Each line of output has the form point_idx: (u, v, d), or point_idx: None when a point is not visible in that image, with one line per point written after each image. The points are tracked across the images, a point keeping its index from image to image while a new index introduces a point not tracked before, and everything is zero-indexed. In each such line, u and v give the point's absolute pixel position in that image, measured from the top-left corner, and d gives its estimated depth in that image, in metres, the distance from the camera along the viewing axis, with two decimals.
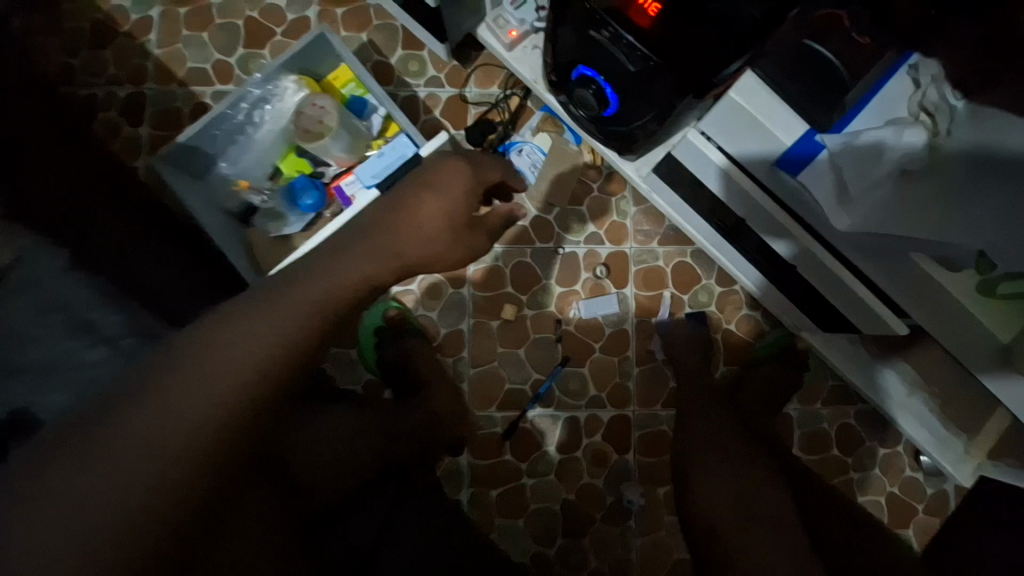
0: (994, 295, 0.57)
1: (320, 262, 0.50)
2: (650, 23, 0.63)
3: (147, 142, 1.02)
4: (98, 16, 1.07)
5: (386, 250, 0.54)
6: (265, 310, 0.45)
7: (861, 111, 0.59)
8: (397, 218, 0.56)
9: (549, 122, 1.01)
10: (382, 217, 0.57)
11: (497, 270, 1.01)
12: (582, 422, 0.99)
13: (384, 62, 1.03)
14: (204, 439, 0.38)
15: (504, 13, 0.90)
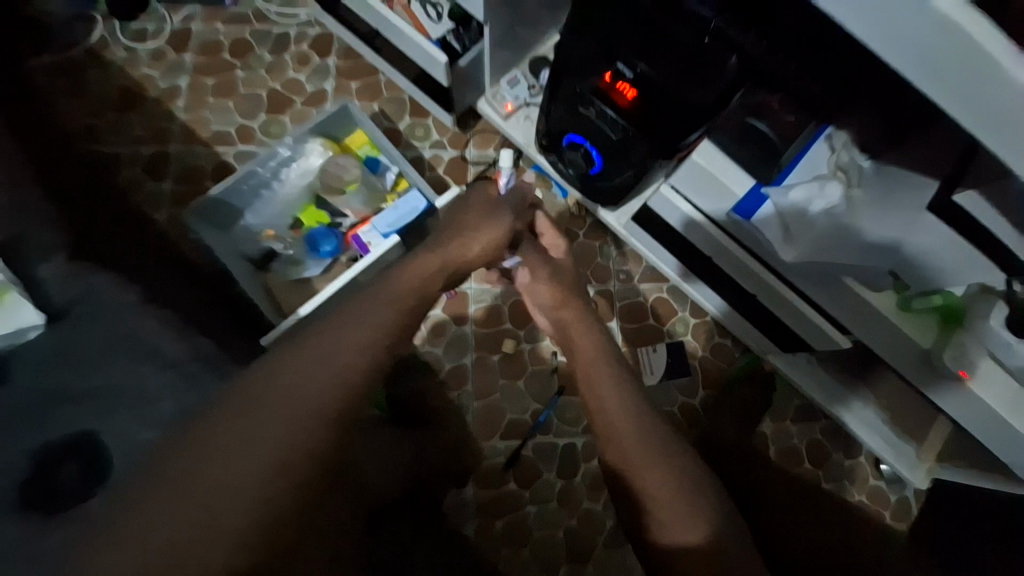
0: (910, 310, 0.70)
1: (365, 314, 0.60)
2: (628, 103, 0.80)
3: (168, 195, 1.10)
4: (127, 84, 1.18)
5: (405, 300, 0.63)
6: (320, 344, 0.56)
7: (796, 169, 0.78)
8: (427, 268, 0.69)
9: (538, 179, 1.17)
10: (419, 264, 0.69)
11: (496, 308, 1.10)
12: (579, 448, 1.05)
13: (393, 127, 1.17)
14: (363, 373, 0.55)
15: (501, 90, 1.08)
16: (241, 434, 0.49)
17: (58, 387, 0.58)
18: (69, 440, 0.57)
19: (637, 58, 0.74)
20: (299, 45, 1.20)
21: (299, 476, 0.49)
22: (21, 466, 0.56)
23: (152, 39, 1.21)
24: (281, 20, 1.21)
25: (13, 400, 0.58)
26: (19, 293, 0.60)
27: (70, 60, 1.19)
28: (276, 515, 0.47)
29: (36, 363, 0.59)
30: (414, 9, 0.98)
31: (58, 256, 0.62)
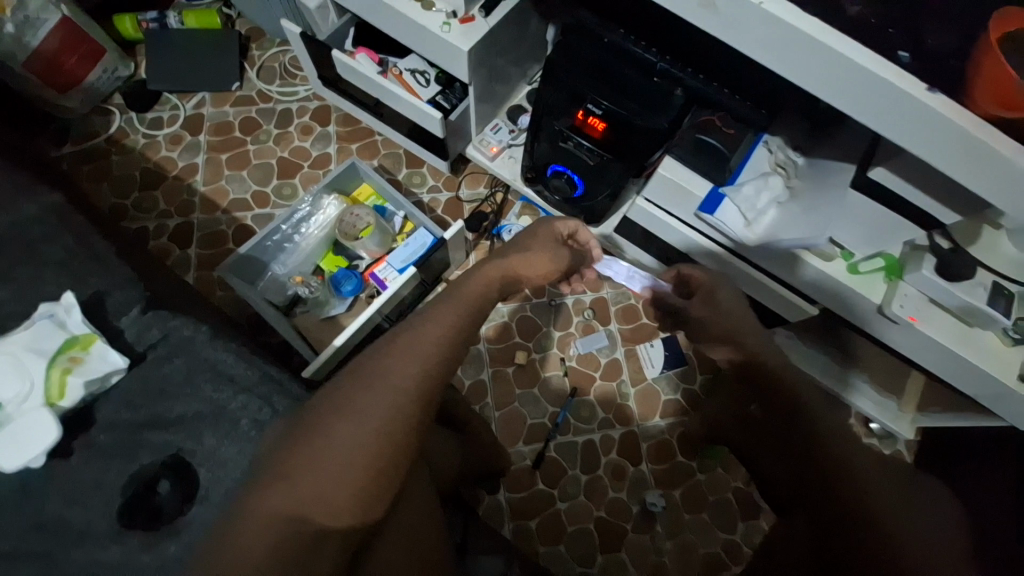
0: (858, 272, 0.87)
1: (427, 313, 0.63)
2: (600, 134, 0.96)
3: (195, 259, 1.21)
4: (148, 165, 1.31)
5: (456, 296, 0.69)
6: (392, 337, 0.60)
7: (742, 170, 0.92)
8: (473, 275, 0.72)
9: (527, 208, 1.32)
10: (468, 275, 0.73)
11: (505, 325, 1.22)
12: (598, 443, 1.15)
13: (393, 178, 1.32)
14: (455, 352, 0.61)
15: (486, 136, 1.24)
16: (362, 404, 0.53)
17: (146, 416, 0.65)
18: (162, 462, 0.63)
19: (602, 98, 0.91)
20: (302, 117, 1.36)
21: (391, 457, 0.51)
22: (119, 493, 0.62)
23: (167, 124, 1.34)
24: (283, 97, 1.37)
25: (106, 435, 0.64)
26: (103, 341, 0.67)
27: (93, 150, 1.32)
28: (374, 496, 0.50)
29: (123, 401, 0.66)
30: (406, 78, 1.15)
31: (136, 308, 0.72)
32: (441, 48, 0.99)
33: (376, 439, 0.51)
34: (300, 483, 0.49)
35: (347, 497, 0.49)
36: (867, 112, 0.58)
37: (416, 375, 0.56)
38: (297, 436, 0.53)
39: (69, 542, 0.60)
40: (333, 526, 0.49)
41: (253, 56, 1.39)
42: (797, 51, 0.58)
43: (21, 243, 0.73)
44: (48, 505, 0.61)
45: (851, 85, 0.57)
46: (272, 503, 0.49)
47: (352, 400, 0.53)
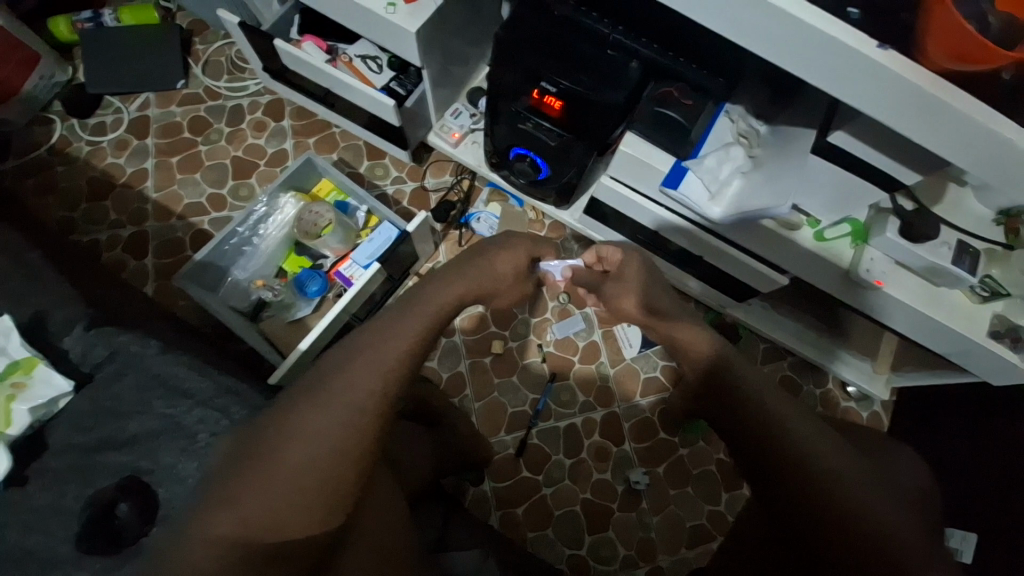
0: (824, 238, 0.86)
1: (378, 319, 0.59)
2: (557, 113, 0.93)
3: (153, 269, 1.17)
4: (96, 174, 1.24)
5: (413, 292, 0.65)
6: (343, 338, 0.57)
7: (705, 142, 0.89)
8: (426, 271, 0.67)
9: (495, 194, 1.29)
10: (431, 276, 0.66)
11: (480, 315, 1.20)
12: (579, 426, 1.15)
13: (355, 172, 1.28)
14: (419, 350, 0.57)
15: (447, 122, 1.20)
16: (316, 415, 0.50)
17: (98, 438, 0.63)
18: (119, 483, 0.60)
19: (559, 77, 0.87)
20: (254, 113, 1.30)
21: (349, 469, 0.49)
22: (78, 518, 0.60)
23: (111, 129, 1.28)
24: (233, 93, 1.30)
25: (59, 460, 0.62)
26: (47, 364, 0.64)
27: (36, 161, 1.26)
28: (331, 512, 0.49)
29: (74, 424, 0.63)
30: (357, 65, 1.10)
31: (78, 327, 0.68)
32: (388, 31, 0.94)
33: (332, 450, 0.48)
34: (248, 501, 0.46)
35: (303, 515, 0.47)
36: (821, 73, 0.56)
37: (372, 381, 0.52)
38: (249, 449, 0.50)
39: (28, 573, 0.57)
40: (293, 544, 0.47)
41: (197, 51, 1.33)
42: (741, 14, 0.55)
43: None
44: (1, 537, 0.59)
45: (799, 46, 0.55)
46: (225, 523, 0.46)
47: (302, 414, 0.50)
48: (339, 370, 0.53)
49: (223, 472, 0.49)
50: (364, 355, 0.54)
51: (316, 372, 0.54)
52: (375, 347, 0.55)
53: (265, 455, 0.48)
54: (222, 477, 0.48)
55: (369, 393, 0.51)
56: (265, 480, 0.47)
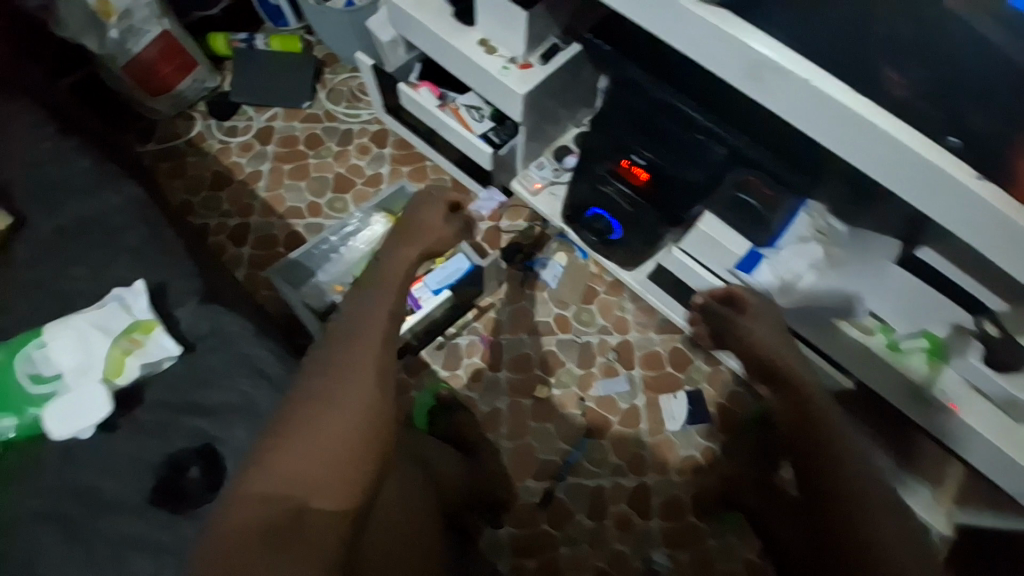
0: (898, 348, 0.85)
1: (361, 291, 0.65)
2: (642, 182, 0.98)
3: (248, 258, 1.30)
4: (220, 168, 1.41)
5: None
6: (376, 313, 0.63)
7: (784, 233, 0.93)
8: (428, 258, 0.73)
9: (562, 245, 1.35)
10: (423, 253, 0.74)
11: (528, 356, 1.23)
12: (608, 489, 1.13)
13: (438, 202, 1.39)
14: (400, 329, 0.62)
15: (530, 172, 1.30)
16: (330, 386, 0.55)
17: (185, 402, 0.68)
18: (192, 449, 0.66)
19: (646, 149, 0.94)
20: (361, 138, 1.45)
21: (364, 434, 0.53)
22: (153, 472, 0.65)
23: (241, 133, 1.46)
24: (347, 118, 1.47)
25: (149, 414, 0.67)
26: (162, 328, 0.71)
27: (173, 149, 1.44)
28: (354, 482, 0.51)
29: (167, 386, 0.69)
30: (462, 111, 1.21)
31: (192, 300, 0.75)
32: (497, 89, 1.05)
33: (349, 416, 0.53)
34: (280, 464, 0.51)
35: (329, 484, 0.50)
36: (899, 180, 0.59)
37: (369, 352, 0.58)
38: (279, 425, 0.55)
39: (100, 513, 0.63)
40: (320, 515, 0.49)
41: (325, 79, 1.51)
42: (825, 118, 0.60)
43: (103, 229, 0.80)
44: (82, 475, 0.64)
45: (874, 151, 0.58)
46: (261, 485, 0.50)
47: (325, 386, 0.55)
48: (347, 348, 0.58)
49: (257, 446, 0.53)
50: (361, 333, 0.59)
51: (321, 354, 0.59)
52: (373, 328, 0.60)
53: (292, 422, 0.53)
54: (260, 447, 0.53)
55: (366, 363, 0.57)
56: (291, 444, 0.52)
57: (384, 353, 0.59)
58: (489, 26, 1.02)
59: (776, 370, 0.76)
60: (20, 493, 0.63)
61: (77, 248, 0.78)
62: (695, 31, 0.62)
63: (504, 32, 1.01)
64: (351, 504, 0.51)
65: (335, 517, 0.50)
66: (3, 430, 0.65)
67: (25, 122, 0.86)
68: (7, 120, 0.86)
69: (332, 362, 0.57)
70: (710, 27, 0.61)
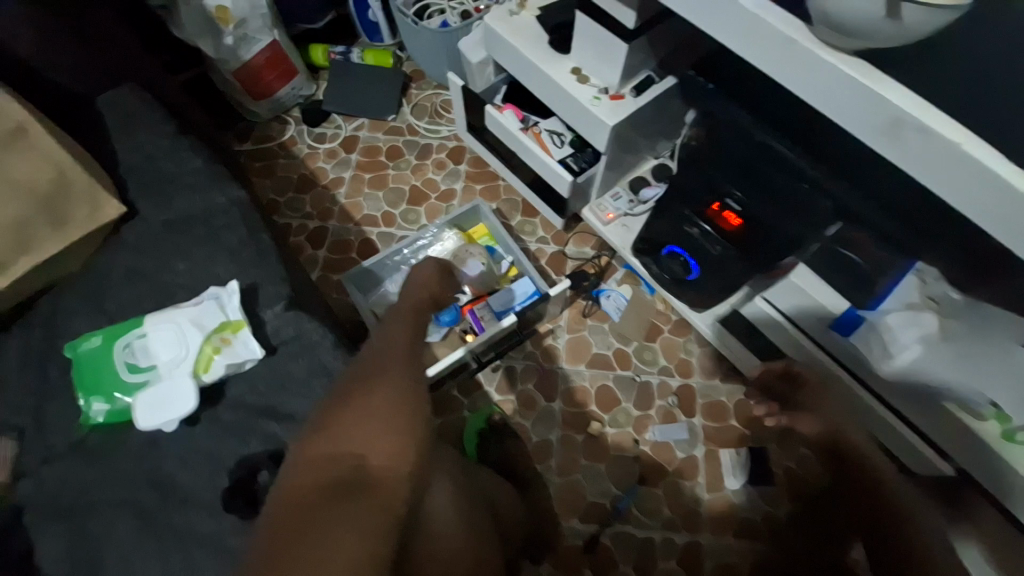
0: (1016, 441, 0.75)
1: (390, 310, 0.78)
2: (732, 228, 0.93)
3: (322, 260, 1.36)
4: (306, 172, 1.49)
5: None
6: (409, 332, 0.71)
7: (888, 296, 0.82)
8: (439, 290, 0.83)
9: (628, 277, 1.31)
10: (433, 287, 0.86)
11: (585, 390, 1.20)
12: (657, 543, 1.07)
13: (507, 223, 1.39)
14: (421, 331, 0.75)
15: (605, 202, 1.27)
16: (377, 365, 0.64)
17: (265, 406, 0.71)
18: (265, 453, 0.68)
19: (737, 189, 0.90)
20: (439, 153, 1.49)
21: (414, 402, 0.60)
22: (228, 472, 0.67)
23: (329, 140, 1.53)
24: (427, 133, 1.51)
25: (230, 414, 0.70)
26: (248, 329, 0.73)
27: (266, 149, 1.53)
28: (410, 444, 0.57)
29: (250, 387, 0.72)
30: (543, 136, 1.21)
31: (279, 305, 0.78)
32: (587, 119, 1.04)
33: (399, 387, 0.61)
34: (342, 429, 0.56)
35: (386, 441, 0.55)
36: (1018, 238, 0.51)
37: (407, 341, 0.69)
38: (335, 404, 0.60)
39: (179, 505, 0.66)
40: (382, 467, 0.54)
41: (411, 95, 1.57)
42: (941, 163, 0.53)
43: (207, 228, 0.85)
44: (167, 464, 0.68)
45: (988, 199, 0.51)
46: (325, 448, 0.55)
47: (376, 366, 0.63)
48: (383, 340, 0.69)
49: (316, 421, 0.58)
50: (392, 331, 0.71)
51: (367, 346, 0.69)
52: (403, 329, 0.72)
53: (348, 394, 0.60)
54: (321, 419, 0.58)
55: (404, 347, 0.68)
56: (351, 411, 0.57)
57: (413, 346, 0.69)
58: (585, 54, 1.01)
59: (815, 410, 0.86)
60: (112, 474, 0.68)
61: (182, 244, 0.84)
62: (827, 81, 0.58)
63: (598, 63, 1.00)
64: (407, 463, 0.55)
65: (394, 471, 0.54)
66: (93, 414, 0.70)
67: (150, 123, 0.94)
68: (136, 120, 0.94)
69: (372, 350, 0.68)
70: (846, 79, 0.56)
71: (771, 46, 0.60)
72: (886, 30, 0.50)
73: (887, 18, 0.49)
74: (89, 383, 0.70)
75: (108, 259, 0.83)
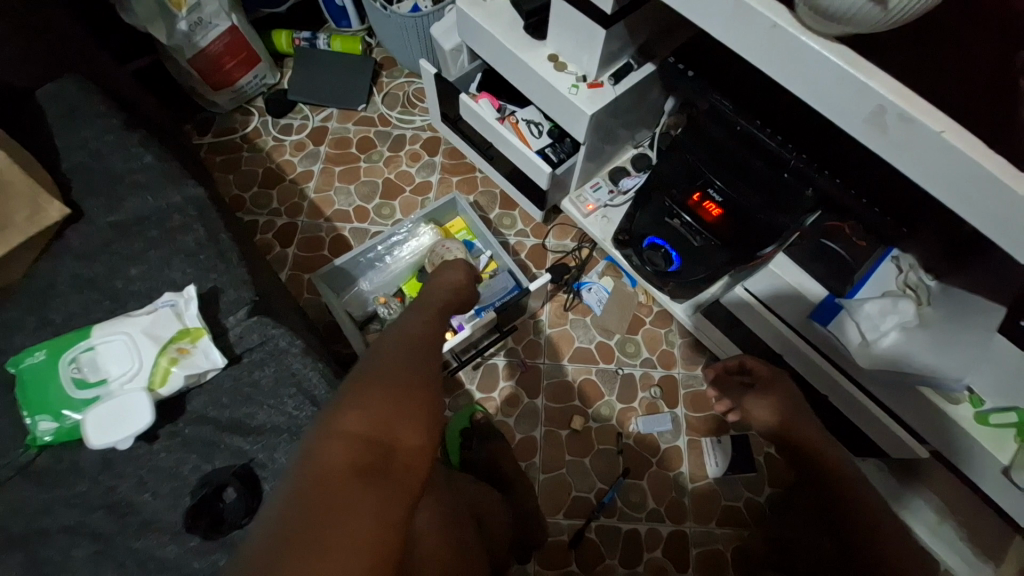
0: (988, 424, 0.74)
1: (407, 312, 0.77)
2: (714, 218, 0.93)
3: (292, 258, 1.30)
4: (272, 165, 1.42)
5: None
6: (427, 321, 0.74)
7: (866, 283, 0.82)
8: (440, 294, 0.84)
9: (610, 269, 1.29)
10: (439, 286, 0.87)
11: (568, 385, 1.18)
12: (642, 535, 1.07)
13: (485, 216, 1.35)
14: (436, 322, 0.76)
15: (585, 193, 1.25)
16: (397, 348, 0.63)
17: (229, 418, 0.67)
18: (229, 470, 0.64)
19: (717, 179, 0.90)
20: (413, 145, 1.43)
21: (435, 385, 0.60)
22: (190, 493, 0.63)
23: (295, 131, 1.46)
24: (400, 124, 1.46)
25: (191, 429, 0.66)
26: (209, 337, 0.69)
27: (229, 142, 1.45)
28: (435, 428, 0.56)
29: (214, 399, 0.67)
30: (521, 126, 1.18)
31: (242, 311, 0.73)
32: (566, 108, 1.01)
33: (423, 369, 0.61)
34: (368, 408, 0.54)
35: (413, 424, 0.55)
36: (982, 218, 0.51)
37: (425, 330, 0.70)
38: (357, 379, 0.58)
39: (137, 529, 0.61)
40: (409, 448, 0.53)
41: (382, 83, 1.50)
42: (905, 141, 0.52)
43: (160, 229, 0.78)
44: (123, 486, 0.63)
45: (949, 177, 0.51)
46: (351, 425, 0.52)
47: (397, 349, 0.63)
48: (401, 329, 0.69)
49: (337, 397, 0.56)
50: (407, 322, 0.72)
51: (384, 334, 0.68)
52: (417, 320, 0.73)
53: (371, 373, 0.58)
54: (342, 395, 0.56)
55: (420, 335, 0.68)
56: (377, 392, 0.55)
57: (432, 334, 0.70)
58: (562, 40, 0.97)
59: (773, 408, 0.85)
60: (59, 501, 0.62)
61: (134, 246, 0.77)
62: (808, 69, 0.56)
63: (576, 49, 0.96)
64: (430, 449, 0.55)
65: (418, 459, 0.53)
66: (39, 434, 0.63)
67: (94, 115, 0.87)
68: (78, 112, 0.87)
69: (390, 337, 0.68)
70: (828, 67, 0.54)
71: (752, 31, 0.58)
72: (872, 15, 0.48)
73: (875, 4, 0.47)
74: (31, 401, 0.64)
75: (50, 265, 0.76)
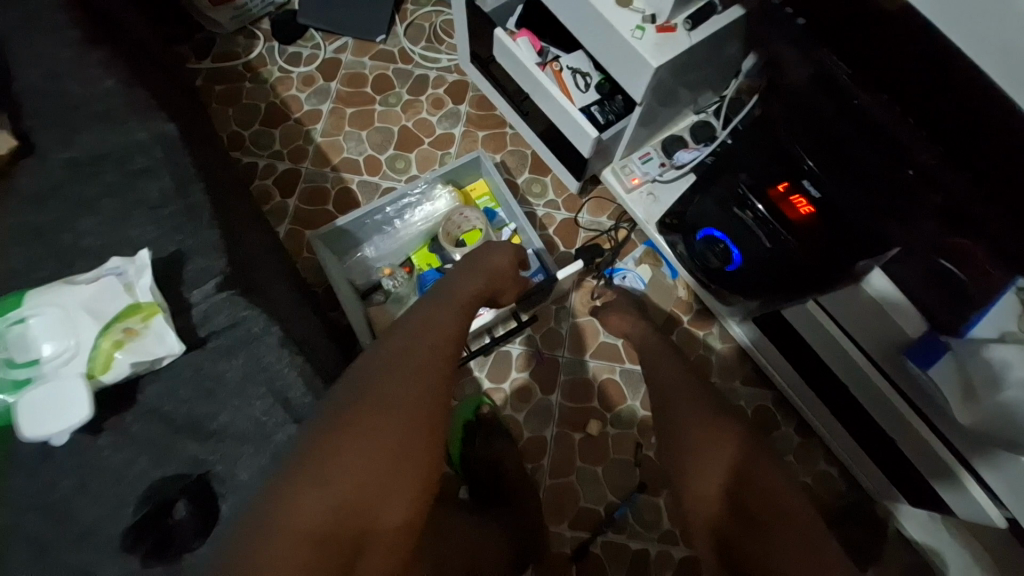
0: None
1: (424, 306, 0.66)
2: (796, 216, 0.75)
3: (292, 211, 1.17)
4: (276, 101, 1.25)
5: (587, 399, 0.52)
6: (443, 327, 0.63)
7: (980, 318, 0.61)
8: (454, 287, 0.71)
9: (649, 255, 1.13)
10: (461, 273, 0.74)
11: (587, 383, 1.05)
12: (652, 556, 0.97)
13: (512, 180, 1.18)
14: (450, 326, 0.64)
15: (631, 163, 1.05)
16: (380, 389, 0.55)
17: (185, 418, 0.56)
18: (182, 480, 0.54)
19: (807, 155, 0.70)
20: (436, 89, 1.24)
21: (423, 441, 0.54)
22: (134, 505, 0.53)
23: (305, 62, 1.27)
24: (424, 62, 1.25)
25: (140, 426, 0.55)
26: (164, 316, 0.57)
27: (230, 69, 1.27)
28: (418, 499, 0.53)
29: (168, 392, 0.56)
30: (564, 76, 0.98)
31: (210, 284, 0.60)
32: (625, 58, 0.81)
33: (410, 422, 0.54)
34: (338, 480, 0.49)
35: (392, 499, 0.51)
36: None
37: (423, 345, 0.60)
38: (324, 439, 0.51)
39: (73, 536, 0.52)
40: (387, 526, 0.50)
41: (406, 11, 1.29)
42: None
43: (121, 176, 0.65)
44: (60, 486, 0.53)
45: None
46: (319, 500, 0.48)
47: (381, 390, 0.55)
48: (395, 347, 0.59)
49: (302, 460, 0.50)
50: (400, 331, 0.62)
51: (372, 358, 0.58)
52: (414, 329, 0.62)
53: (342, 431, 0.51)
54: (307, 455, 0.50)
55: (413, 356, 0.58)
56: (347, 463, 0.50)
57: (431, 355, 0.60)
58: None
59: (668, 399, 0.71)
60: None
61: (87, 194, 0.64)
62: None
63: None
64: (411, 521, 0.52)
65: (397, 538, 0.51)
66: None
67: (50, 25, 0.71)
68: (30, 20, 0.71)
69: (378, 361, 0.58)
70: None
71: None
72: None
73: None
74: None
75: None
